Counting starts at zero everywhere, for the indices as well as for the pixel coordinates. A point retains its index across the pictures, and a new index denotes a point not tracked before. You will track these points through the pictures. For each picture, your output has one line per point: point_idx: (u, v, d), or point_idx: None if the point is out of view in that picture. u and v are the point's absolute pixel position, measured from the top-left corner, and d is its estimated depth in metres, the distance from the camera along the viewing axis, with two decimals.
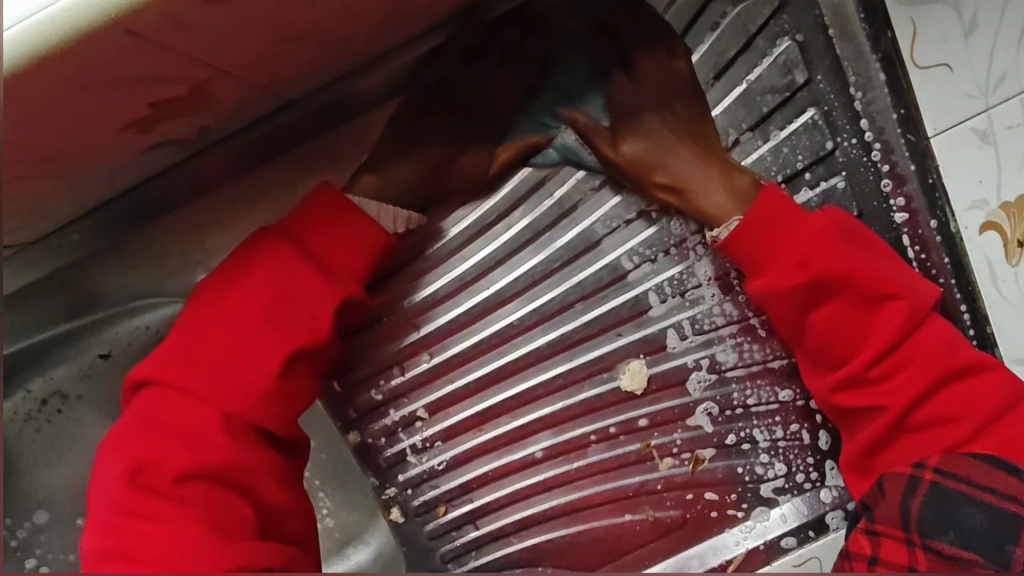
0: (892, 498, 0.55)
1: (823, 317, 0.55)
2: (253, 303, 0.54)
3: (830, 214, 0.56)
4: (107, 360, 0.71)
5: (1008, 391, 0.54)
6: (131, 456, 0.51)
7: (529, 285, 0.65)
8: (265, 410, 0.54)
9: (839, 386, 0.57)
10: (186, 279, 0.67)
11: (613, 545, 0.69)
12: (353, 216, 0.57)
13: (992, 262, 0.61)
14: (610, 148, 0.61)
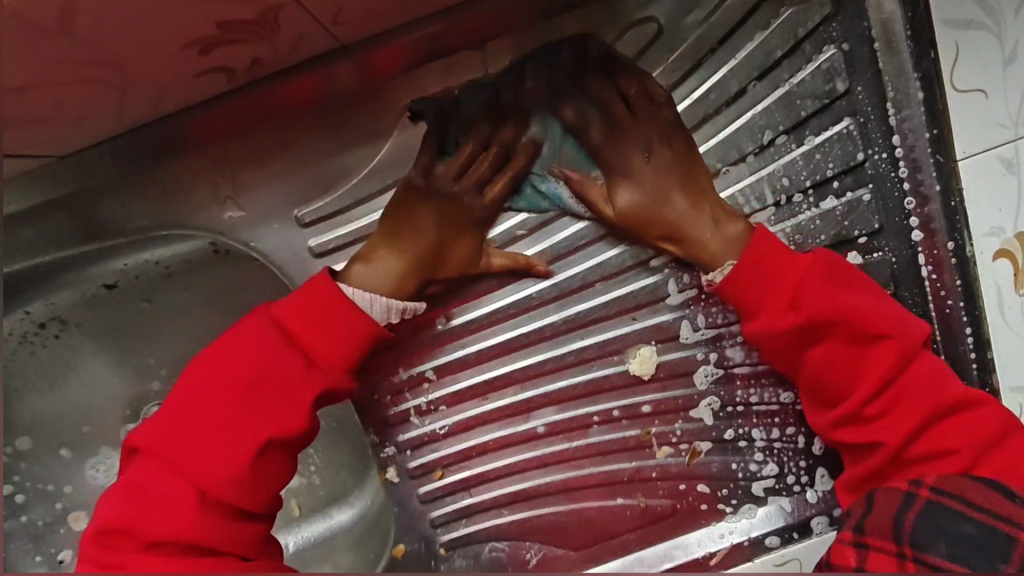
0: (887, 507, 0.53)
1: (817, 357, 0.58)
2: (230, 386, 0.57)
3: (820, 254, 0.58)
4: (111, 291, 0.73)
5: (998, 425, 0.55)
6: (113, 516, 0.55)
7: (552, 259, 0.65)
8: (240, 486, 0.56)
9: (837, 423, 0.59)
10: (212, 214, 0.66)
11: (601, 528, 0.69)
12: (339, 307, 0.59)
13: (1001, 289, 0.62)
14: (603, 203, 0.63)
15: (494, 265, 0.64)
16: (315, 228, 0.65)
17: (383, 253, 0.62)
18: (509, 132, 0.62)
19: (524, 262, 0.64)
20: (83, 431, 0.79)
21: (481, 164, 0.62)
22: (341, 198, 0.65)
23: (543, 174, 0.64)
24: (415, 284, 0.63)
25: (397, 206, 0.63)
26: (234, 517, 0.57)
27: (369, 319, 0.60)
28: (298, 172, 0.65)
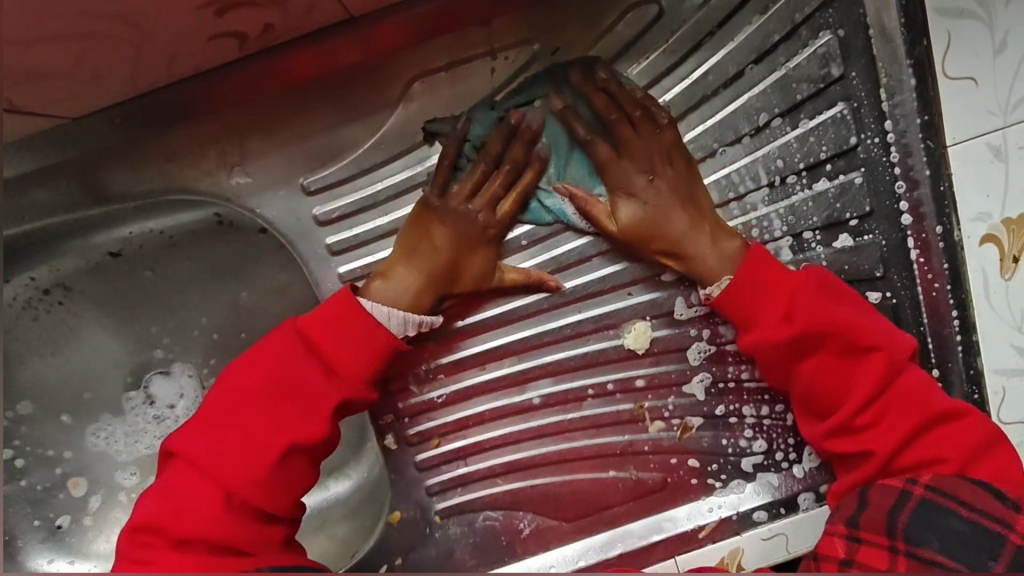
0: (881, 504, 0.54)
1: (808, 370, 0.60)
2: (259, 393, 0.59)
3: (812, 270, 0.61)
4: (115, 259, 0.76)
5: (983, 434, 0.57)
6: (144, 514, 0.57)
7: (550, 234, 0.67)
8: (265, 487, 0.57)
9: (829, 434, 0.60)
10: (220, 180, 0.67)
11: (594, 499, 0.70)
12: (363, 321, 0.61)
13: (988, 273, 0.65)
14: (606, 218, 0.64)
15: (507, 280, 0.66)
16: (319, 197, 0.67)
17: (401, 270, 0.64)
18: (521, 150, 0.63)
19: (536, 277, 0.66)
20: (84, 397, 0.80)
21: (492, 184, 0.64)
22: (347, 167, 0.66)
23: (549, 190, 0.65)
24: (431, 302, 0.65)
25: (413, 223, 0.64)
26: (255, 522, 0.58)
27: (385, 330, 0.61)
28: (304, 140, 0.66)
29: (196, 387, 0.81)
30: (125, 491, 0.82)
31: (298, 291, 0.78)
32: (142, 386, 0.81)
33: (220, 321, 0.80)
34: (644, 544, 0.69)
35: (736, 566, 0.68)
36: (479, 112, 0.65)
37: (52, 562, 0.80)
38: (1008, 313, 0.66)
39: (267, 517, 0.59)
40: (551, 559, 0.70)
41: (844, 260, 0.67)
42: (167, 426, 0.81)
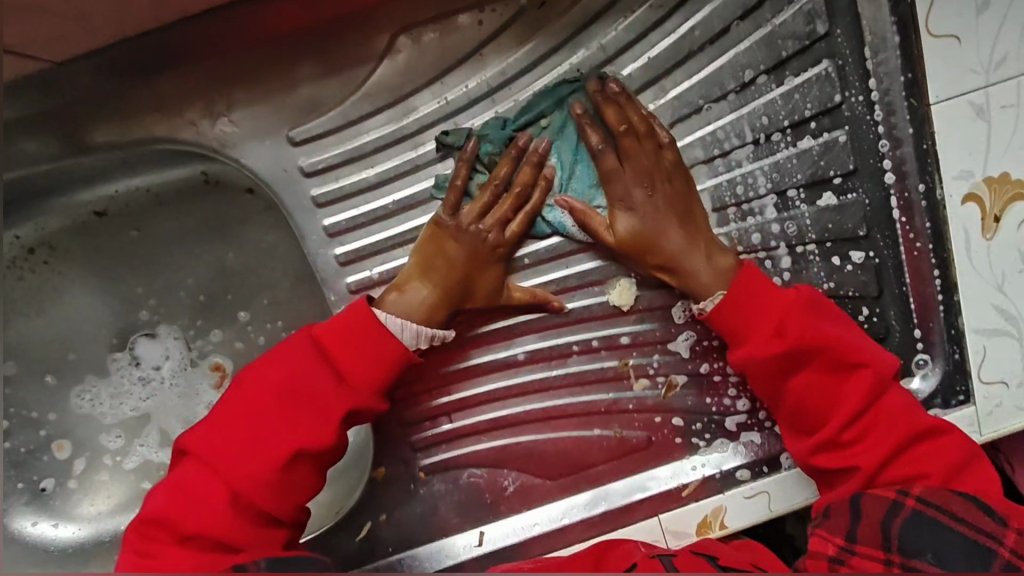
0: (875, 515, 0.55)
1: (798, 385, 0.61)
2: (269, 398, 0.60)
3: (805, 288, 0.62)
4: (101, 218, 0.77)
5: (963, 451, 0.59)
6: (155, 507, 0.59)
7: None
8: (268, 488, 0.59)
9: (814, 450, 0.61)
10: (205, 129, 0.67)
11: (578, 458, 0.71)
12: (377, 334, 0.61)
13: (969, 232, 0.66)
14: (605, 229, 0.65)
15: (514, 298, 0.67)
16: (305, 148, 0.66)
17: (416, 284, 0.64)
18: (530, 167, 0.65)
19: (542, 297, 0.67)
20: (69, 358, 0.80)
21: (502, 206, 0.65)
22: (332, 119, 0.66)
23: (550, 203, 0.67)
24: (444, 316, 0.65)
25: (424, 241, 0.65)
26: (257, 521, 0.60)
27: (398, 341, 0.61)
28: (291, 93, 0.66)
29: (183, 350, 0.81)
30: (109, 454, 0.82)
31: (284, 252, 0.79)
32: (128, 348, 0.80)
33: (205, 282, 0.80)
34: (628, 503, 0.70)
35: (718, 524, 0.68)
36: (489, 128, 0.65)
37: (36, 524, 0.80)
38: (988, 274, 0.66)
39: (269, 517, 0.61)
40: (535, 517, 0.70)
41: (827, 219, 0.67)
42: (153, 387, 0.81)
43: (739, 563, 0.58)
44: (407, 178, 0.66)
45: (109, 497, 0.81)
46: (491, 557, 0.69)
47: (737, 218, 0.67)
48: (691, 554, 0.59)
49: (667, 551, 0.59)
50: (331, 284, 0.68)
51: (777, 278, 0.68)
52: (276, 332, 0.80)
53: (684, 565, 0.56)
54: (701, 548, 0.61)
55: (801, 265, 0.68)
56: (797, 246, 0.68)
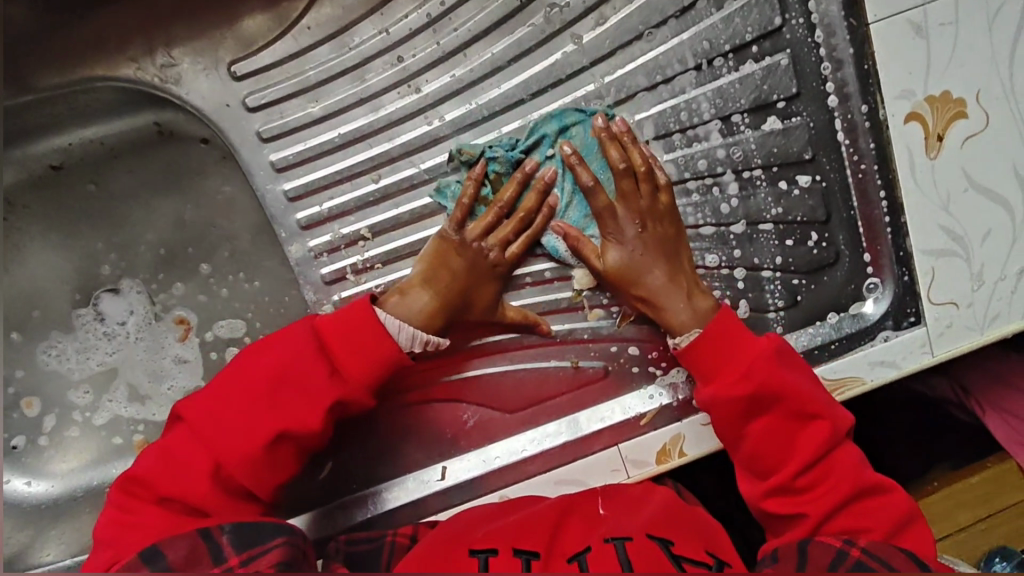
0: (820, 561, 0.55)
1: (758, 428, 0.62)
2: (259, 383, 0.60)
3: (772, 337, 0.63)
4: (57, 172, 0.78)
5: (905, 509, 0.61)
6: (140, 470, 0.59)
7: (489, 114, 0.68)
8: (249, 470, 0.59)
9: (766, 494, 0.63)
10: (144, 65, 0.70)
11: (537, 389, 0.72)
12: (375, 333, 0.62)
13: (912, 151, 0.67)
14: (595, 258, 0.67)
15: (507, 316, 0.69)
16: (247, 83, 0.69)
17: (418, 291, 0.65)
18: (537, 194, 0.67)
19: (532, 319, 0.70)
20: (33, 315, 0.81)
21: (504, 228, 0.67)
22: (274, 54, 0.69)
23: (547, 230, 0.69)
24: (439, 328, 0.66)
25: (424, 256, 0.67)
26: (234, 497, 0.60)
27: (394, 347, 0.62)
28: (231, 27, 0.69)
29: (147, 304, 0.81)
30: (79, 410, 0.82)
31: (243, 203, 0.80)
32: (92, 304, 0.81)
33: (166, 236, 0.80)
34: (589, 433, 0.70)
35: (676, 452, 0.69)
36: (500, 147, 0.67)
37: (8, 481, 0.80)
38: (933, 192, 0.67)
39: (245, 496, 0.61)
40: (497, 449, 0.71)
41: (772, 144, 0.68)
42: (118, 342, 0.82)
43: (692, 554, 0.58)
44: (352, 111, 0.68)
45: (80, 454, 0.82)
46: (454, 490, 0.70)
47: (683, 143, 0.69)
48: (646, 538, 0.58)
49: (622, 531, 0.59)
50: (281, 222, 0.70)
51: (725, 205, 0.70)
52: (239, 283, 0.81)
53: (638, 558, 0.55)
54: (657, 527, 0.60)
55: (749, 191, 0.69)
56: (743, 171, 0.69)
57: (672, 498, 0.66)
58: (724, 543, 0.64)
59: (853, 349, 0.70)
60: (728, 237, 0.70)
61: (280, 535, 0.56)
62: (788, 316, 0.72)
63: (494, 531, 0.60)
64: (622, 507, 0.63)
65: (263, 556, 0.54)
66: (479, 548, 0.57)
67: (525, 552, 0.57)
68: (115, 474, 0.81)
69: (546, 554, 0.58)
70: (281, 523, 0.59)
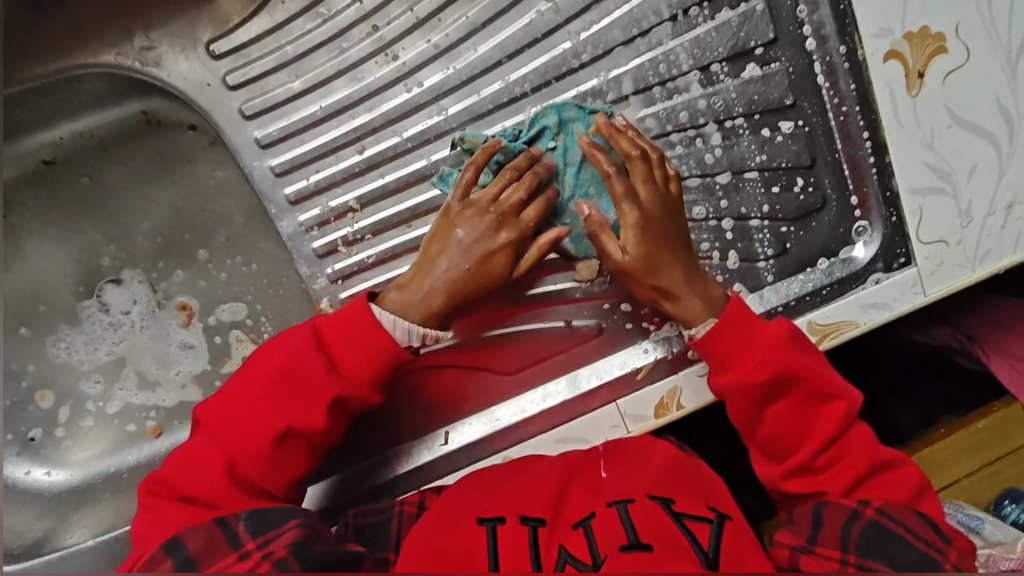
0: (834, 523, 0.57)
1: (778, 410, 0.63)
2: (265, 381, 0.61)
3: (786, 321, 0.63)
4: (50, 166, 0.79)
5: (920, 482, 0.61)
6: (161, 473, 0.61)
7: (469, 78, 0.70)
8: (259, 463, 0.60)
9: (788, 474, 0.63)
10: (125, 49, 0.72)
11: (533, 351, 0.73)
12: (371, 326, 0.62)
13: (894, 90, 0.67)
14: (615, 250, 0.64)
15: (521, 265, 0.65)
16: (227, 60, 0.72)
17: (417, 280, 0.65)
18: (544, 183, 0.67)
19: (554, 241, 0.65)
20: (39, 309, 0.82)
21: (516, 190, 0.65)
22: (250, 31, 0.72)
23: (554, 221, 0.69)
24: (439, 310, 0.64)
25: (434, 233, 0.66)
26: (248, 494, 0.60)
27: (390, 336, 0.62)
28: (208, 8, 0.72)
29: (149, 292, 0.83)
30: (91, 400, 0.84)
31: (235, 187, 0.81)
32: (96, 295, 0.83)
33: (162, 225, 0.82)
34: (586, 390, 0.71)
35: (675, 405, 0.70)
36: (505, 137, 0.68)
37: (29, 473, 0.82)
38: (918, 130, 0.67)
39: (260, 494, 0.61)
40: (498, 412, 0.72)
41: (752, 91, 0.69)
42: (124, 332, 0.84)
43: (694, 509, 0.59)
44: (332, 85, 0.71)
45: (96, 443, 0.84)
46: (459, 454, 0.71)
47: (663, 97, 0.69)
48: (648, 499, 0.59)
49: (625, 493, 0.60)
50: (270, 197, 0.72)
51: (709, 155, 0.70)
52: (236, 267, 0.82)
53: (641, 520, 0.56)
54: (659, 485, 0.61)
55: (732, 140, 0.70)
56: (725, 120, 0.69)
57: (672, 450, 0.67)
58: (726, 499, 0.64)
59: (844, 294, 0.70)
60: (714, 188, 0.71)
61: (294, 518, 0.57)
62: (779, 265, 0.72)
63: (502, 499, 0.61)
64: (624, 464, 0.64)
65: (276, 539, 0.55)
66: (488, 517, 0.59)
67: (532, 519, 0.59)
68: (130, 460, 0.83)
69: (552, 519, 0.59)
70: (294, 508, 0.59)
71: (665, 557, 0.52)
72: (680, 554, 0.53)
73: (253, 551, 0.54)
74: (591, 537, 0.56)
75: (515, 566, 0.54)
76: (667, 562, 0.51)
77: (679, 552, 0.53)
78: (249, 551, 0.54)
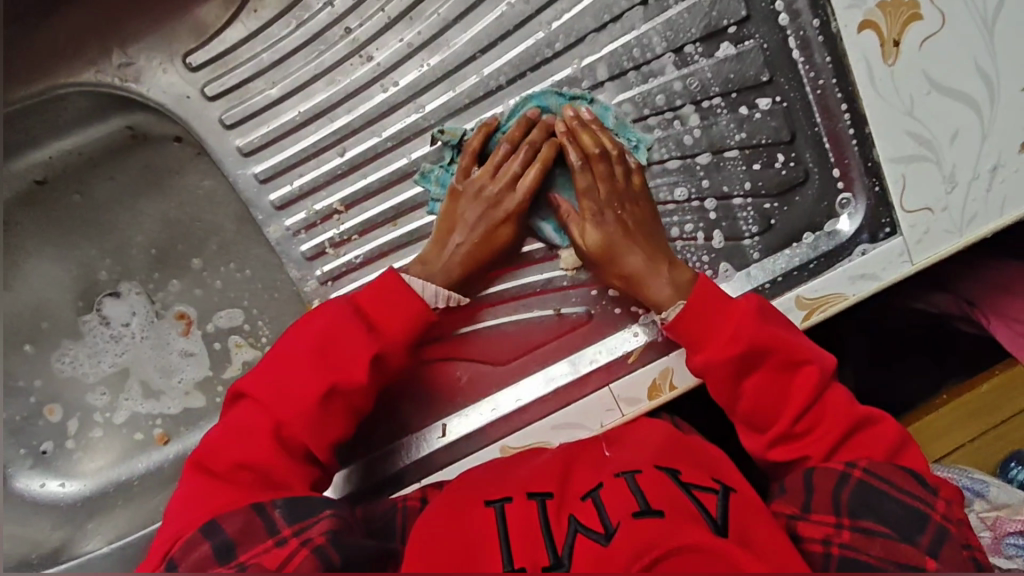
0: (825, 488, 0.58)
1: (751, 384, 0.63)
2: (306, 349, 0.61)
3: (752, 296, 0.64)
4: (42, 186, 0.81)
5: (898, 432, 0.62)
6: (208, 449, 0.59)
7: (444, 74, 0.70)
8: (307, 427, 0.60)
9: (772, 443, 0.64)
10: (103, 66, 0.73)
11: (524, 341, 0.74)
12: (404, 292, 0.64)
13: (869, 59, 0.66)
14: (579, 239, 0.68)
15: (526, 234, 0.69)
16: (204, 71, 0.73)
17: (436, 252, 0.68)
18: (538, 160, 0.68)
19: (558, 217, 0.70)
20: (42, 327, 0.84)
21: (511, 164, 0.66)
22: (226, 40, 0.72)
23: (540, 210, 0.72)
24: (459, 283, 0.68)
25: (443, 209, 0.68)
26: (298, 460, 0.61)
27: (420, 300, 0.64)
28: (182, 20, 0.73)
29: (147, 303, 0.85)
30: (99, 412, 0.86)
31: (223, 195, 0.82)
32: (96, 309, 0.85)
33: (155, 237, 0.83)
34: (579, 376, 0.72)
35: (668, 385, 0.71)
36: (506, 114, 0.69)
37: (44, 485, 0.84)
38: (897, 99, 0.66)
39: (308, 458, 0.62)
40: (493, 402, 0.73)
41: (728, 70, 0.69)
42: (125, 343, 0.86)
43: (700, 481, 0.59)
44: (309, 89, 0.72)
45: (107, 453, 0.85)
46: (456, 446, 0.72)
47: (639, 81, 0.70)
48: (655, 470, 0.59)
49: (632, 465, 0.60)
50: (255, 204, 0.73)
51: (688, 136, 0.71)
52: (231, 274, 0.83)
53: (649, 489, 0.56)
54: (664, 460, 0.61)
55: (710, 120, 0.70)
56: (702, 100, 0.70)
57: (671, 429, 0.68)
58: (728, 470, 0.64)
59: (832, 266, 0.70)
60: (695, 168, 0.71)
61: (328, 506, 0.56)
62: (764, 242, 0.72)
63: (509, 483, 0.61)
64: (629, 445, 0.64)
65: (313, 527, 0.54)
66: (495, 499, 0.59)
67: (539, 494, 0.58)
68: (141, 467, 0.85)
69: (560, 495, 0.59)
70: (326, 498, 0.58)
71: (676, 520, 0.51)
72: (689, 515, 0.52)
73: (290, 538, 0.53)
74: (600, 505, 0.55)
75: (522, 534, 0.53)
76: (680, 520, 0.50)
77: (689, 515, 0.52)
78: (286, 538, 0.53)
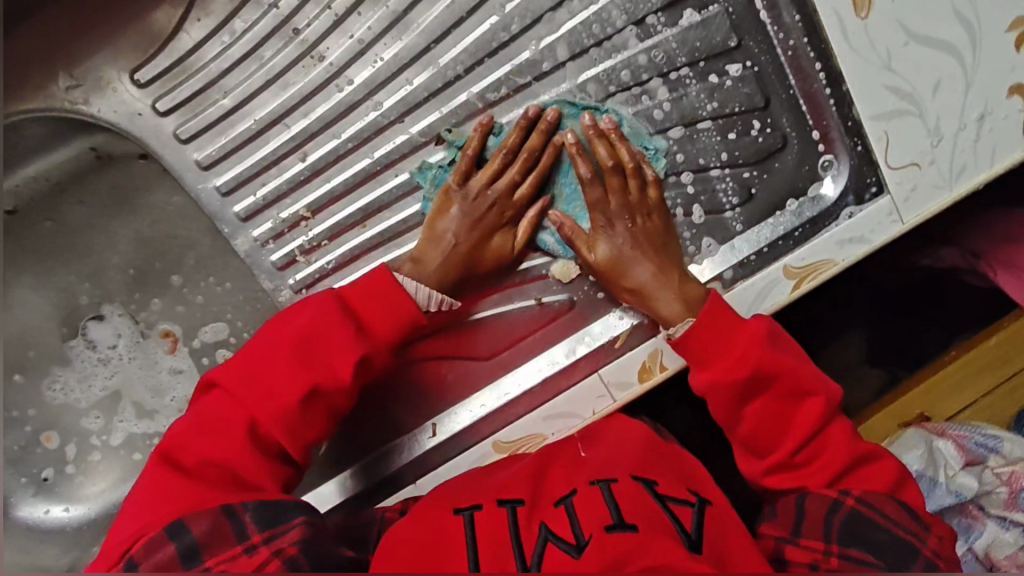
0: (816, 513, 0.57)
1: (755, 409, 0.61)
2: (287, 345, 0.60)
3: (760, 320, 0.62)
4: (12, 216, 0.80)
5: (899, 468, 0.61)
6: (175, 441, 0.58)
7: (399, 69, 0.68)
8: (282, 431, 0.59)
9: (769, 470, 0.62)
10: (50, 91, 0.72)
11: (509, 333, 0.73)
12: (393, 291, 0.63)
13: (840, 14, 0.63)
14: (585, 250, 0.67)
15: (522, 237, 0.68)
16: (151, 88, 0.71)
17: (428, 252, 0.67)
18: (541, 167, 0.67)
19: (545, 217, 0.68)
20: (29, 355, 0.84)
21: (511, 170, 0.66)
22: (174, 53, 0.71)
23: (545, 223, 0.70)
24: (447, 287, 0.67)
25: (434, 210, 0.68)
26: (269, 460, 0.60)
27: (416, 305, 0.63)
28: (127, 38, 0.72)
29: (131, 324, 0.84)
30: (95, 435, 0.86)
31: (195, 211, 0.81)
32: (81, 334, 0.84)
33: (132, 257, 0.83)
34: (569, 363, 0.70)
35: (658, 366, 0.69)
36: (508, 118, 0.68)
37: (48, 511, 0.84)
38: (873, 54, 0.63)
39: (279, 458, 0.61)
40: (481, 398, 0.71)
41: (693, 38, 0.67)
42: (114, 365, 0.85)
43: (676, 493, 0.59)
44: (263, 95, 0.70)
45: (107, 475, 0.85)
46: (449, 444, 0.71)
47: (601, 57, 0.67)
48: (630, 479, 0.59)
49: (606, 473, 0.60)
50: (221, 217, 0.72)
51: (657, 111, 0.68)
52: (211, 288, 0.83)
53: (624, 500, 0.56)
54: (641, 469, 0.61)
55: (680, 91, 0.68)
56: (669, 72, 0.67)
57: (649, 431, 0.68)
58: (711, 487, 0.64)
59: (819, 232, 0.68)
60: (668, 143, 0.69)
61: (299, 513, 0.55)
62: (746, 213, 0.69)
63: (484, 488, 0.60)
64: (606, 449, 0.64)
65: (284, 535, 0.53)
66: (464, 506, 0.58)
67: (510, 501, 0.58)
68: None
69: (532, 501, 0.59)
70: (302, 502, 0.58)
71: (648, 533, 0.51)
72: (661, 531, 0.52)
73: (261, 545, 0.52)
74: (572, 516, 0.55)
75: (491, 544, 0.53)
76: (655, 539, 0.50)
77: (664, 531, 0.52)
78: (256, 546, 0.52)
